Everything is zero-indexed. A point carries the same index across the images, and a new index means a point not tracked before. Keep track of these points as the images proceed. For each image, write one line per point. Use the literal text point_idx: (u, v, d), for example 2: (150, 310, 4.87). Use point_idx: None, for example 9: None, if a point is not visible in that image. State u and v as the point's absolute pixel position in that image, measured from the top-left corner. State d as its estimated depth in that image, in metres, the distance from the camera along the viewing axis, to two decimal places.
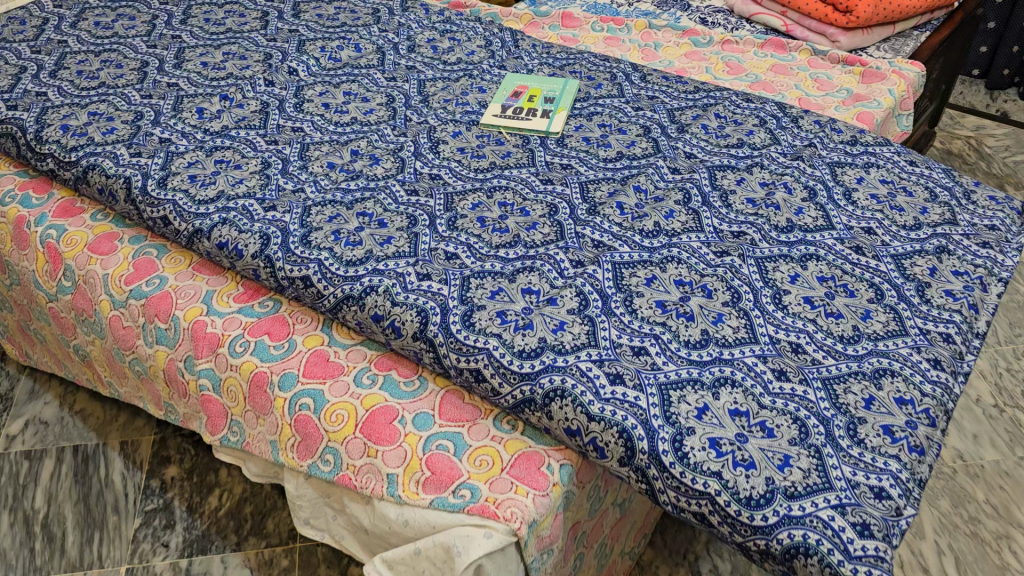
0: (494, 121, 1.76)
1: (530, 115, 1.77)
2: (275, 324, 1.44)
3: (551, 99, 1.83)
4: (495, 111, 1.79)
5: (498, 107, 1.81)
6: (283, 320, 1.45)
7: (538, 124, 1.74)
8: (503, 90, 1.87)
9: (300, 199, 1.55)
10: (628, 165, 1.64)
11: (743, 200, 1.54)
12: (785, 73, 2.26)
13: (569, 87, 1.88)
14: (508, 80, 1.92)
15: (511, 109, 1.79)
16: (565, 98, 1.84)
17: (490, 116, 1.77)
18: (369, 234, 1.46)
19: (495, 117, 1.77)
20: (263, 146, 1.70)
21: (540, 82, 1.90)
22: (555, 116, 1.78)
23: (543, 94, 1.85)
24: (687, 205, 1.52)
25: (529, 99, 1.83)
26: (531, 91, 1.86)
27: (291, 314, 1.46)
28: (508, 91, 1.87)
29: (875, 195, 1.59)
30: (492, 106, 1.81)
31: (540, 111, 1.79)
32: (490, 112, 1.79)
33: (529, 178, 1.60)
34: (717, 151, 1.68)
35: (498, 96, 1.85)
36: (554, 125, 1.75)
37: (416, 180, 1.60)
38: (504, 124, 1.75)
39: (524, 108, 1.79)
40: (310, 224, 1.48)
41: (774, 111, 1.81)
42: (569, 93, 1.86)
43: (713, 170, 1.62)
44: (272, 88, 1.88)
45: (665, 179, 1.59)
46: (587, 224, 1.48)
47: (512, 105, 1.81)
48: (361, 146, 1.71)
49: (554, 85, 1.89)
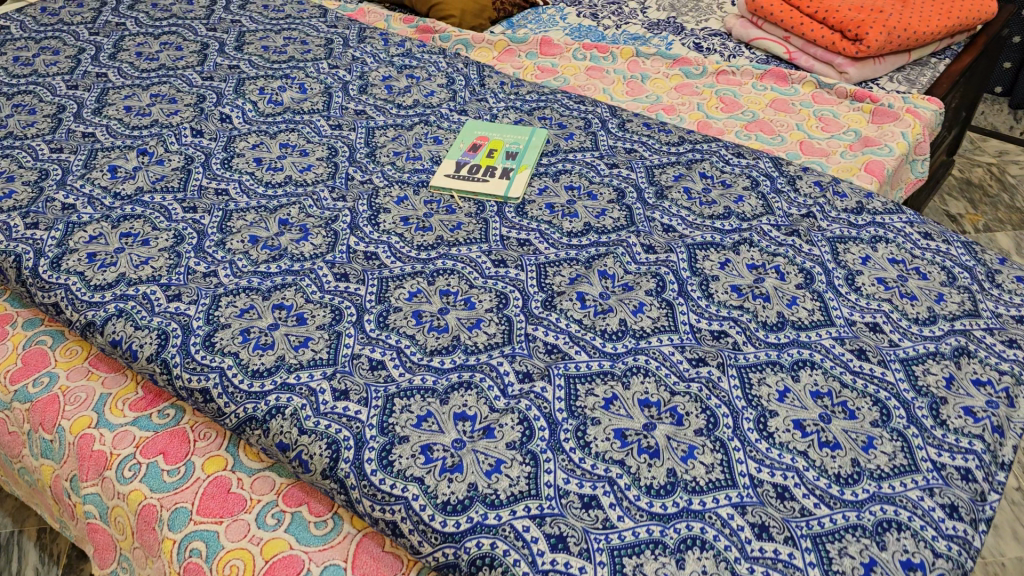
0: (445, 183, 1.54)
1: (487, 176, 1.55)
2: (172, 441, 1.23)
3: (513, 154, 1.61)
4: (448, 170, 1.57)
5: (452, 165, 1.59)
6: (182, 435, 1.24)
7: (495, 189, 1.52)
8: (460, 142, 1.65)
9: (210, 284, 1.34)
10: (595, 242, 1.41)
11: (727, 288, 1.32)
12: (786, 110, 2.03)
13: (535, 138, 1.65)
14: (467, 130, 1.69)
15: (466, 167, 1.57)
16: (530, 153, 1.61)
17: (442, 177, 1.56)
18: (284, 334, 1.24)
19: (447, 178, 1.55)
20: (179, 215, 1.49)
21: (502, 133, 1.67)
22: (516, 177, 1.55)
23: (505, 147, 1.63)
24: (660, 295, 1.30)
25: (488, 155, 1.61)
26: (491, 144, 1.64)
27: (193, 428, 1.25)
28: (466, 143, 1.65)
29: (883, 279, 1.36)
30: (446, 163, 1.59)
31: (498, 170, 1.57)
32: (443, 171, 1.57)
33: (479, 258, 1.38)
34: (701, 222, 1.44)
35: (454, 150, 1.63)
36: (513, 189, 1.52)
37: (347, 260, 1.38)
38: (457, 187, 1.53)
39: (481, 167, 1.57)
40: (217, 320, 1.27)
41: (768, 170, 1.58)
42: (535, 146, 1.63)
43: (692, 248, 1.39)
44: (200, 139, 1.67)
45: (637, 260, 1.36)
46: (541, 322, 1.25)
47: (468, 163, 1.59)
48: (291, 214, 1.49)
49: (519, 136, 1.66)
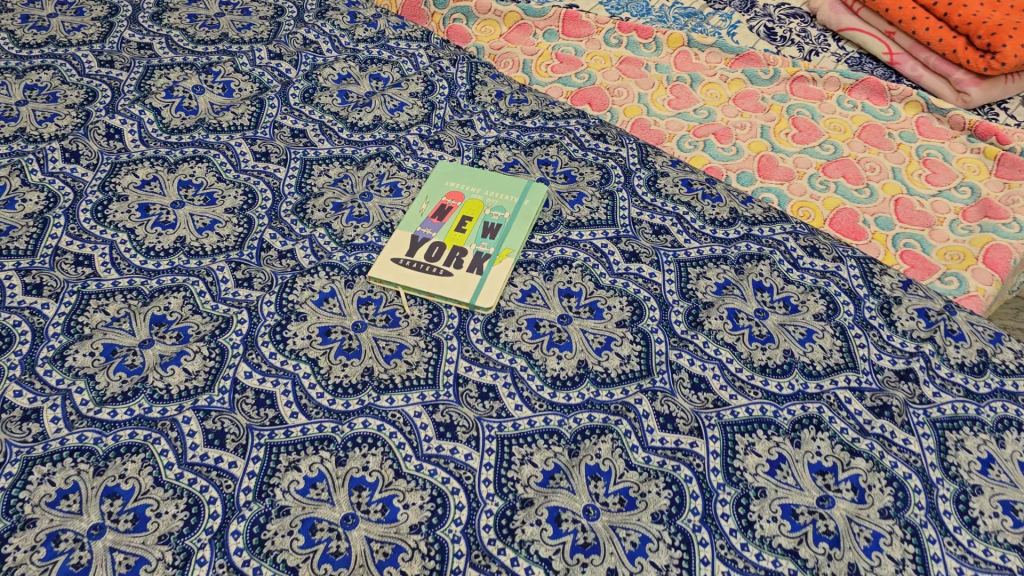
0: (391, 275, 1.08)
1: (450, 265, 1.09)
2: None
3: (493, 230, 1.14)
4: (399, 252, 1.11)
5: (406, 242, 1.13)
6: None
7: (460, 291, 1.07)
8: (423, 201, 1.18)
9: (26, 437, 0.92)
10: (588, 404, 0.97)
11: (775, 510, 0.88)
12: (880, 145, 1.47)
13: (527, 203, 1.18)
14: (436, 179, 1.22)
15: (424, 248, 1.12)
16: (516, 230, 1.14)
17: (389, 263, 1.10)
18: (109, 550, 0.83)
19: (395, 265, 1.10)
20: (15, 298, 1.06)
21: (482, 190, 1.20)
22: (492, 272, 1.09)
23: (483, 217, 1.16)
24: (673, 521, 0.87)
25: (458, 230, 1.14)
26: (465, 209, 1.17)
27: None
28: (431, 205, 1.18)
29: (1012, 504, 0.90)
30: (398, 237, 1.13)
31: (468, 257, 1.10)
32: (391, 253, 1.11)
33: (416, 418, 0.95)
34: (747, 375, 1.00)
35: (412, 215, 1.16)
36: (485, 294, 1.07)
37: (228, 407, 0.96)
38: (407, 282, 1.08)
39: (445, 249, 1.11)
40: (19, 513, 0.86)
41: (850, 284, 1.11)
42: (525, 216, 1.16)
43: (728, 429, 0.95)
44: (72, 166, 1.23)
45: (647, 445, 0.93)
46: (490, 567, 0.83)
47: (428, 241, 1.13)
48: (170, 308, 1.07)
49: (505, 198, 1.19)
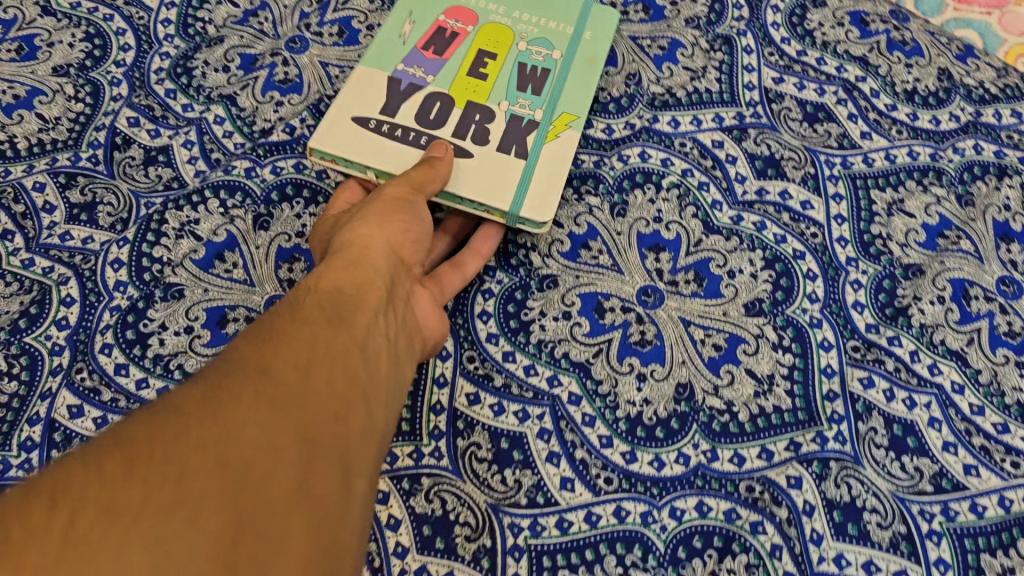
0: (354, 151, 0.57)
1: (466, 137, 0.58)
2: (391, 195, 0.53)
3: (537, 78, 0.63)
4: (367, 107, 0.59)
5: (379, 90, 0.60)
6: (429, 168, 0.53)
7: (485, 186, 0.56)
8: (402, 19, 0.64)
9: None
10: (695, 479, 0.52)
11: None
12: None
13: (589, 35, 0.66)
14: None
15: (413, 103, 0.60)
16: (576, 82, 0.63)
17: (349, 126, 0.58)
18: None
19: (361, 130, 0.58)
20: None
21: (508, 7, 0.66)
22: (544, 153, 0.59)
23: (515, 56, 0.64)
24: None
25: (472, 73, 0.62)
26: (482, 36, 0.64)
27: (447, 149, 0.56)
28: (419, 27, 0.64)
29: None
30: (362, 79, 0.60)
31: (496, 127, 0.59)
32: (352, 108, 0.59)
33: (378, 508, 0.51)
34: (996, 422, 0.54)
35: (384, 43, 0.63)
36: (535, 195, 0.56)
37: None
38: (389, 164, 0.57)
39: (453, 108, 0.60)
40: None
41: None
42: (589, 57, 0.65)
43: (968, 546, 0.50)
44: None
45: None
46: None
47: (421, 90, 0.60)
48: None
49: (549, 24, 0.66)
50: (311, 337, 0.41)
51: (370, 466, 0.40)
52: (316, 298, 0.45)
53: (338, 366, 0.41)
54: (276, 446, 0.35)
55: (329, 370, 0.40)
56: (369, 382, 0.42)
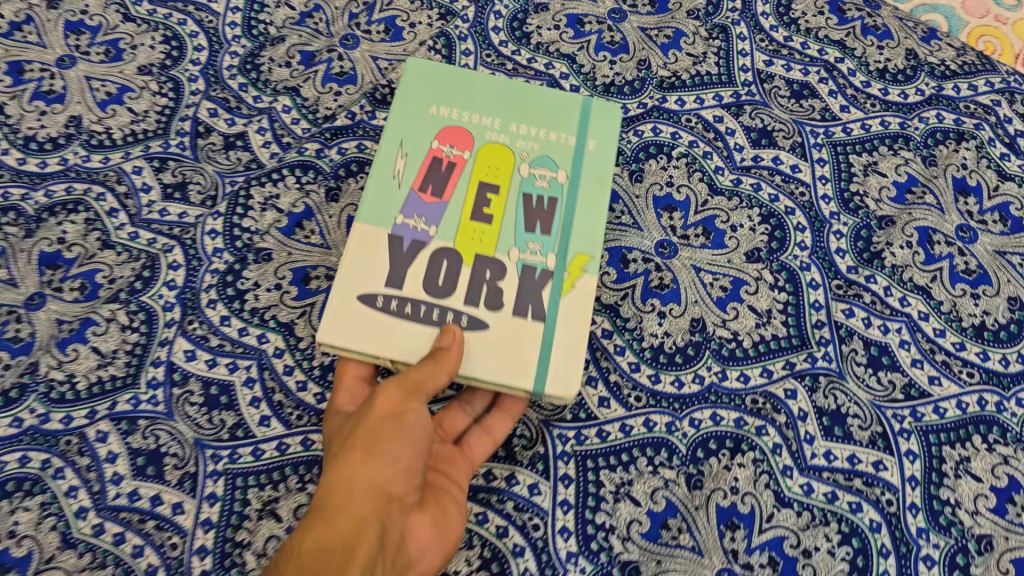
0: (361, 343, 0.57)
1: (478, 303, 0.58)
2: (390, 402, 0.53)
3: (543, 212, 0.63)
4: (370, 281, 0.58)
5: (380, 255, 0.59)
6: (432, 367, 0.54)
7: (505, 366, 0.57)
8: (394, 152, 0.64)
9: None
10: (709, 395, 0.63)
11: (1005, 571, 0.58)
12: None
13: (592, 144, 0.66)
14: (405, 100, 0.66)
15: (418, 266, 0.59)
16: (585, 208, 0.63)
17: (357, 310, 0.57)
18: None
19: (369, 312, 0.58)
20: None
21: (504, 121, 0.66)
22: (563, 308, 0.59)
23: (518, 185, 0.64)
24: None
25: (476, 219, 0.62)
26: (480, 168, 0.64)
27: (456, 337, 0.55)
28: (411, 163, 0.63)
29: None
30: (360, 244, 0.59)
31: (509, 283, 0.60)
32: (356, 286, 0.58)
33: None
34: (954, 342, 0.65)
35: (381, 184, 0.62)
36: (556, 366, 0.58)
37: (165, 411, 0.63)
38: (403, 350, 0.57)
39: (462, 266, 0.60)
40: None
41: None
42: (595, 174, 0.65)
43: (932, 440, 0.61)
44: None
45: (806, 467, 0.60)
46: None
47: (425, 249, 0.60)
48: (66, 240, 0.71)
49: (549, 135, 0.66)
50: (348, 475, 0.50)
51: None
52: (364, 437, 0.52)
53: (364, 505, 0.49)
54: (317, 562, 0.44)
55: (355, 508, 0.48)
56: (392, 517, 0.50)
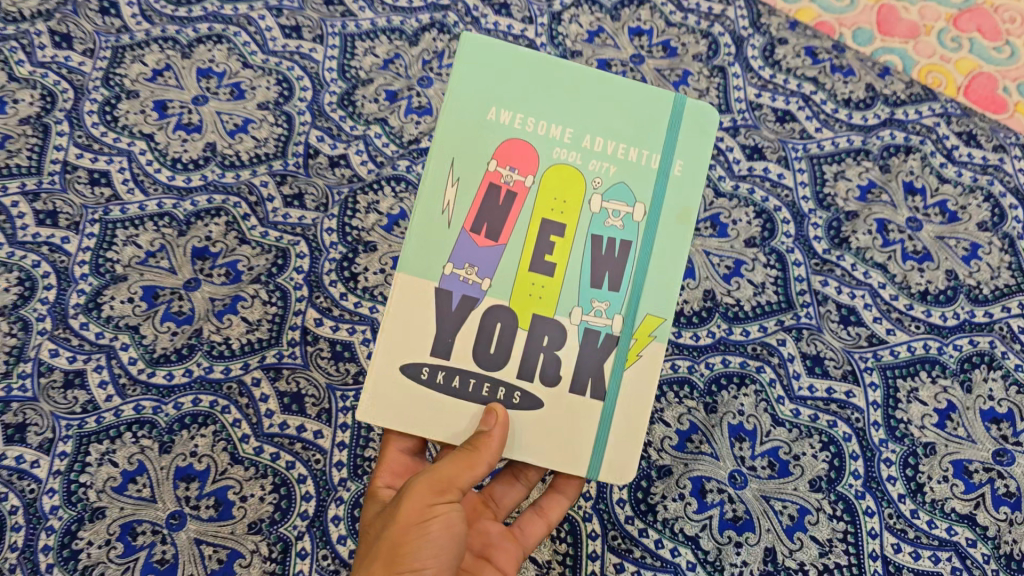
0: (408, 421, 0.60)
1: (533, 377, 0.61)
2: (416, 506, 0.55)
3: (613, 260, 0.62)
4: (415, 350, 0.60)
5: (427, 319, 0.60)
6: (463, 462, 0.57)
7: (563, 449, 0.61)
8: (445, 175, 0.61)
9: (75, 408, 0.81)
10: (719, 345, 0.82)
11: (945, 469, 0.77)
12: None
13: (679, 166, 0.63)
14: (471, 95, 0.62)
15: (467, 331, 0.61)
16: (665, 248, 0.62)
17: (402, 381, 0.60)
18: (194, 541, 0.76)
19: (413, 384, 0.60)
20: (28, 231, 0.90)
21: (575, 132, 0.62)
22: (624, 382, 0.62)
23: (588, 223, 0.62)
24: (834, 488, 0.76)
25: (536, 267, 0.61)
26: (548, 193, 0.62)
27: (498, 421, 0.58)
28: (467, 191, 0.61)
29: None
30: (406, 299, 0.60)
31: (568, 352, 0.61)
32: (403, 353, 0.60)
33: None
34: (905, 303, 0.84)
35: (429, 220, 0.61)
36: (613, 453, 0.62)
37: (302, 363, 0.83)
38: (446, 433, 0.60)
39: (515, 329, 0.61)
40: (84, 501, 0.77)
41: (1017, 180, 0.91)
42: (679, 211, 0.62)
43: (889, 373, 0.81)
44: (66, 54, 1.01)
45: (794, 396, 0.80)
46: (632, 553, 0.73)
47: (476, 305, 0.61)
48: (212, 238, 0.91)
49: (628, 153, 0.62)
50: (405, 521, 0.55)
51: None
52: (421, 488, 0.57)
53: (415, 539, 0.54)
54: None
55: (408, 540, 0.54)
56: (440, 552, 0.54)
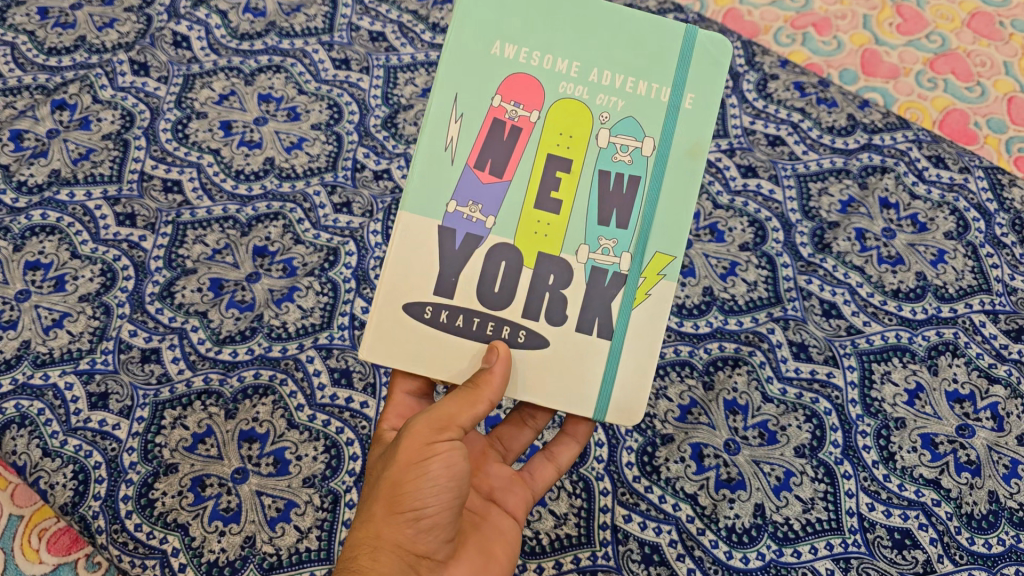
0: (411, 355, 0.64)
1: (537, 317, 0.65)
2: (417, 446, 0.60)
3: (621, 196, 0.65)
4: (419, 289, 0.64)
5: (432, 255, 0.64)
6: (464, 400, 0.60)
7: (570, 387, 0.65)
8: (450, 110, 0.64)
9: (151, 379, 0.93)
10: (717, 333, 0.94)
11: (914, 440, 0.88)
12: (990, 36, 1.32)
13: (691, 100, 0.65)
14: (477, 25, 0.64)
15: (471, 270, 0.64)
16: (674, 183, 0.65)
17: (407, 319, 0.64)
18: (256, 493, 0.88)
19: (417, 323, 0.64)
20: (110, 230, 1.03)
21: (582, 65, 0.65)
22: (632, 320, 0.65)
23: (597, 157, 0.65)
24: (815, 455, 0.87)
25: (541, 205, 0.65)
26: (554, 128, 0.65)
27: (500, 357, 0.62)
28: (472, 126, 0.64)
29: None
30: (412, 236, 0.64)
31: (573, 292, 0.65)
32: (407, 292, 0.64)
33: None
34: (880, 300, 0.96)
35: (434, 155, 0.64)
36: (620, 389, 0.65)
37: (350, 344, 0.96)
38: (449, 372, 0.64)
39: (520, 267, 0.65)
40: (159, 458, 0.89)
41: (979, 197, 1.04)
42: (688, 144, 0.65)
43: (865, 358, 0.92)
44: (143, 80, 1.15)
45: (782, 376, 0.91)
46: (639, 505, 0.84)
47: (479, 243, 0.65)
48: (271, 238, 1.03)
49: (637, 87, 0.65)
50: (407, 455, 0.59)
51: (430, 535, 0.59)
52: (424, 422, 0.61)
53: (414, 475, 0.58)
54: (380, 528, 0.59)
55: (408, 476, 0.59)
56: (436, 487, 0.58)
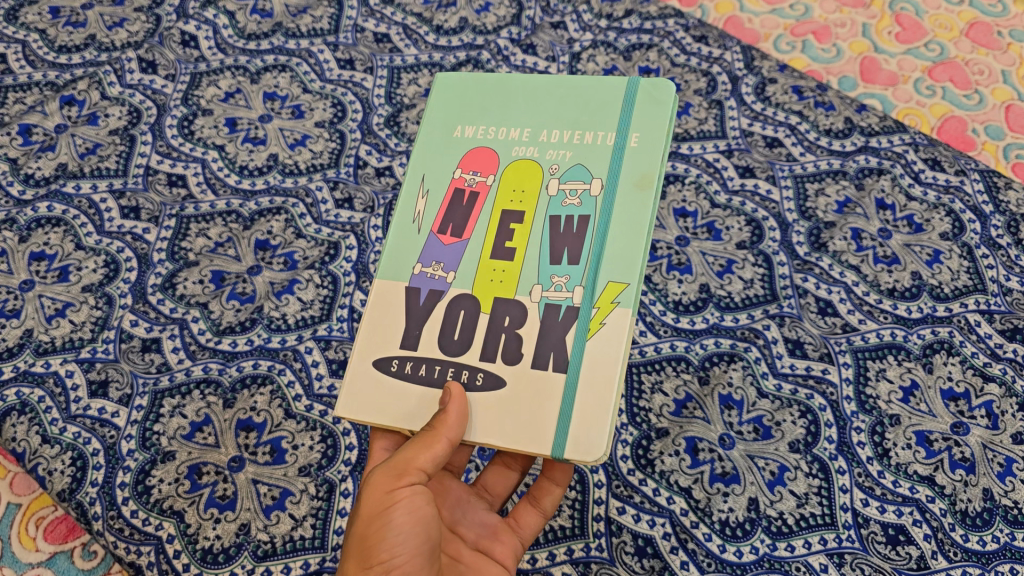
0: (379, 408, 0.64)
1: (494, 358, 0.64)
2: (378, 497, 0.62)
3: (571, 235, 0.67)
4: (385, 345, 0.66)
5: (398, 313, 0.67)
6: (419, 445, 0.61)
7: (526, 427, 0.62)
8: (417, 188, 0.72)
9: (151, 368, 0.94)
10: (713, 330, 0.94)
11: (909, 437, 0.88)
12: (988, 46, 1.33)
13: (636, 138, 0.70)
14: (439, 120, 0.75)
15: (433, 322, 0.67)
16: (623, 213, 0.67)
17: (375, 374, 0.66)
18: (252, 481, 0.88)
19: (384, 375, 0.66)
20: (114, 222, 1.04)
21: (532, 131, 0.73)
22: (587, 350, 0.63)
23: (547, 204, 0.69)
24: (809, 450, 0.87)
25: (498, 255, 0.68)
26: (509, 186, 0.71)
27: (452, 397, 0.62)
28: (435, 198, 0.71)
29: None
30: (381, 302, 0.68)
31: (528, 330, 0.65)
32: (374, 349, 0.66)
33: None
34: (875, 299, 0.97)
35: (404, 227, 0.71)
36: (578, 426, 0.61)
37: (349, 336, 0.97)
38: (412, 417, 0.64)
39: (477, 314, 0.66)
40: (157, 446, 0.90)
41: (975, 200, 1.05)
42: (635, 177, 0.68)
43: (859, 355, 0.93)
44: (151, 78, 1.17)
45: (777, 372, 0.92)
46: (633, 498, 0.85)
47: (442, 297, 0.68)
48: (273, 232, 1.04)
49: (583, 138, 0.71)
50: (370, 507, 0.63)
51: None
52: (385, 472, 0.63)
53: (376, 527, 0.62)
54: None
55: (372, 529, 0.62)
56: (398, 537, 0.61)
